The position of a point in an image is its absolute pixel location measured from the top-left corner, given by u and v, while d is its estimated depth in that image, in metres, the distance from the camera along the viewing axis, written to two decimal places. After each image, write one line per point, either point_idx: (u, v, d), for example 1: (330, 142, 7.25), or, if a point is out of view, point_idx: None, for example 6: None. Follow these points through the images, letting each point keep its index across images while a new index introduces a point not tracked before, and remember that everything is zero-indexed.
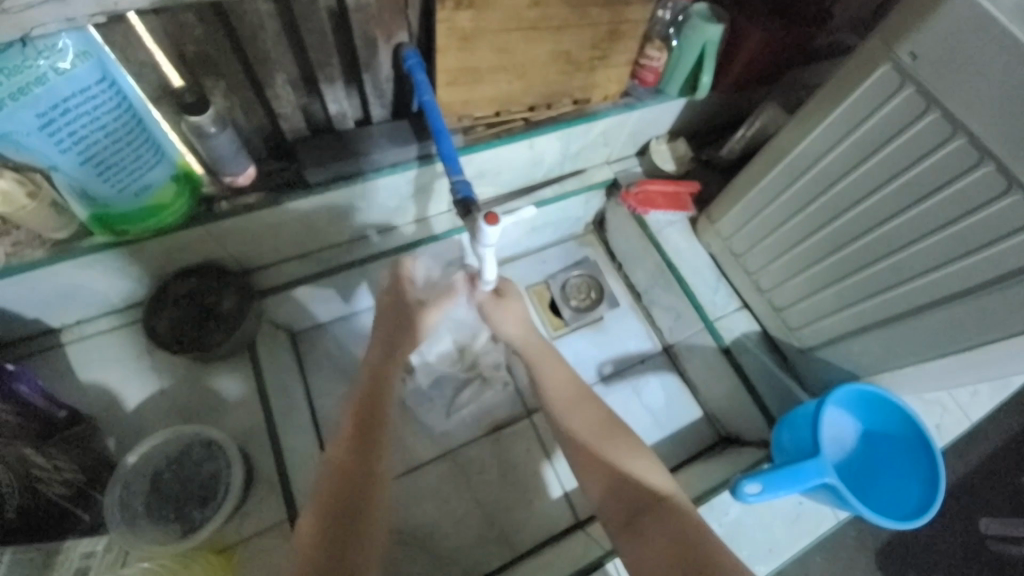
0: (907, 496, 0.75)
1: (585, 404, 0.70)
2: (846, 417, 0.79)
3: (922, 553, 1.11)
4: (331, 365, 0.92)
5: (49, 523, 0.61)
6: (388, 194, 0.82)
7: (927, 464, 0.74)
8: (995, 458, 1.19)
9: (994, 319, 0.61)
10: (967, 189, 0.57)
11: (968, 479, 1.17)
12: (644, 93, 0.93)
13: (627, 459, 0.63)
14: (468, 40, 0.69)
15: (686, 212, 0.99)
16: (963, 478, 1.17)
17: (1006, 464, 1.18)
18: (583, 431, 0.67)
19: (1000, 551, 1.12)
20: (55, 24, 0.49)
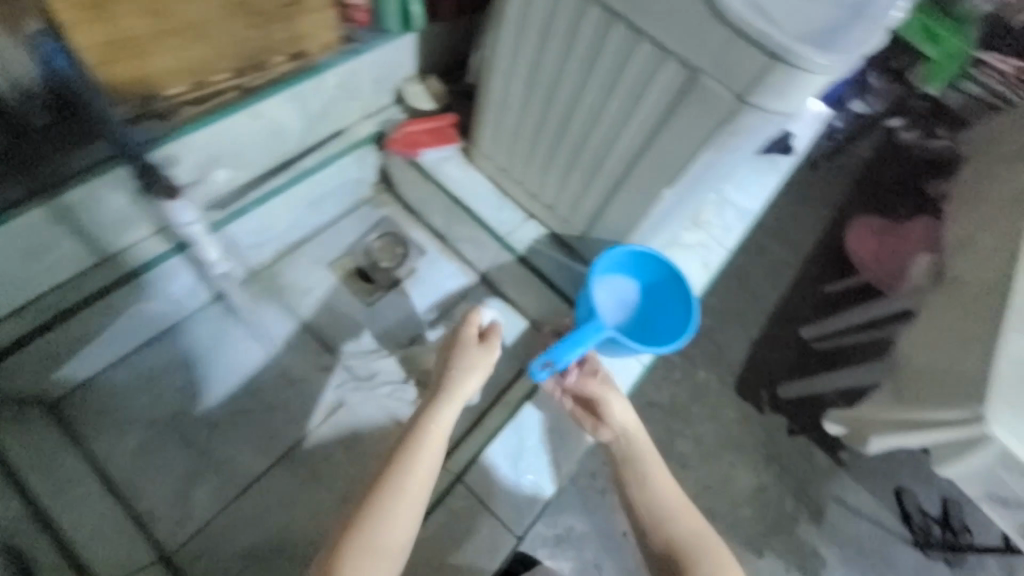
0: (675, 328, 0.85)
1: (662, 465, 0.69)
2: (618, 278, 0.89)
3: (769, 371, 1.41)
4: (112, 415, 0.85)
5: None
6: (96, 206, 0.73)
7: (683, 295, 0.85)
8: (796, 283, 1.52)
9: (672, 159, 0.70)
10: (616, 50, 0.65)
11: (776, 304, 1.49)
12: (367, 34, 0.91)
13: (695, 524, 0.64)
14: (106, 9, 0.60)
15: (454, 144, 1.03)
16: (774, 305, 1.48)
17: (805, 280, 1.52)
18: (665, 495, 0.66)
19: (817, 347, 1.44)
20: None
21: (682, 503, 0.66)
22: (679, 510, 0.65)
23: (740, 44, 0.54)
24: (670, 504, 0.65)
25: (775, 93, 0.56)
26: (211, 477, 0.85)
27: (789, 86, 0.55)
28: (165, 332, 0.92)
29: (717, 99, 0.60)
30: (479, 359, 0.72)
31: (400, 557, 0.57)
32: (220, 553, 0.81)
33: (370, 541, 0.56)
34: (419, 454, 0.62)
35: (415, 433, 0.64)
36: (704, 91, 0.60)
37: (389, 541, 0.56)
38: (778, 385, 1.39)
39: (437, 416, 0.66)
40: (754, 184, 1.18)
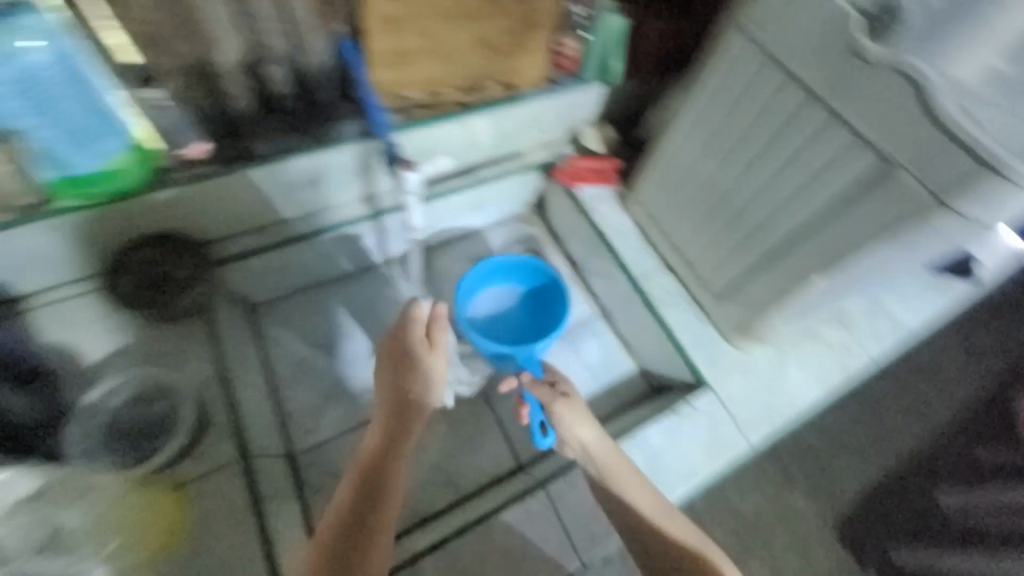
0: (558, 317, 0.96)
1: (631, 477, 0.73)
2: (498, 290, 1.01)
3: (883, 516, 1.24)
4: (289, 330, 1.00)
5: None
6: (331, 168, 0.90)
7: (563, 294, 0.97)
8: (947, 430, 1.32)
9: (846, 242, 0.70)
10: (813, 131, 0.68)
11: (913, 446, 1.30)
12: (565, 78, 1.03)
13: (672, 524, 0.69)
14: (397, 27, 0.79)
15: (611, 185, 1.13)
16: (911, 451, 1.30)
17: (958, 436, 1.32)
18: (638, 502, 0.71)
19: (952, 516, 1.24)
20: None
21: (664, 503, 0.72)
22: (659, 508, 0.71)
23: (952, 147, 0.56)
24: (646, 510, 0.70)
25: (979, 201, 0.56)
26: (340, 404, 0.96)
27: (1001, 200, 0.56)
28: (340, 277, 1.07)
29: (915, 194, 0.60)
30: (423, 353, 0.81)
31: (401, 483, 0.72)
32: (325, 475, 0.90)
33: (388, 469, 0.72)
34: (413, 406, 0.79)
35: (413, 391, 0.80)
36: (901, 185, 0.61)
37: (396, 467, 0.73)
38: (891, 542, 1.22)
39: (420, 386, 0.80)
40: (918, 300, 1.09)
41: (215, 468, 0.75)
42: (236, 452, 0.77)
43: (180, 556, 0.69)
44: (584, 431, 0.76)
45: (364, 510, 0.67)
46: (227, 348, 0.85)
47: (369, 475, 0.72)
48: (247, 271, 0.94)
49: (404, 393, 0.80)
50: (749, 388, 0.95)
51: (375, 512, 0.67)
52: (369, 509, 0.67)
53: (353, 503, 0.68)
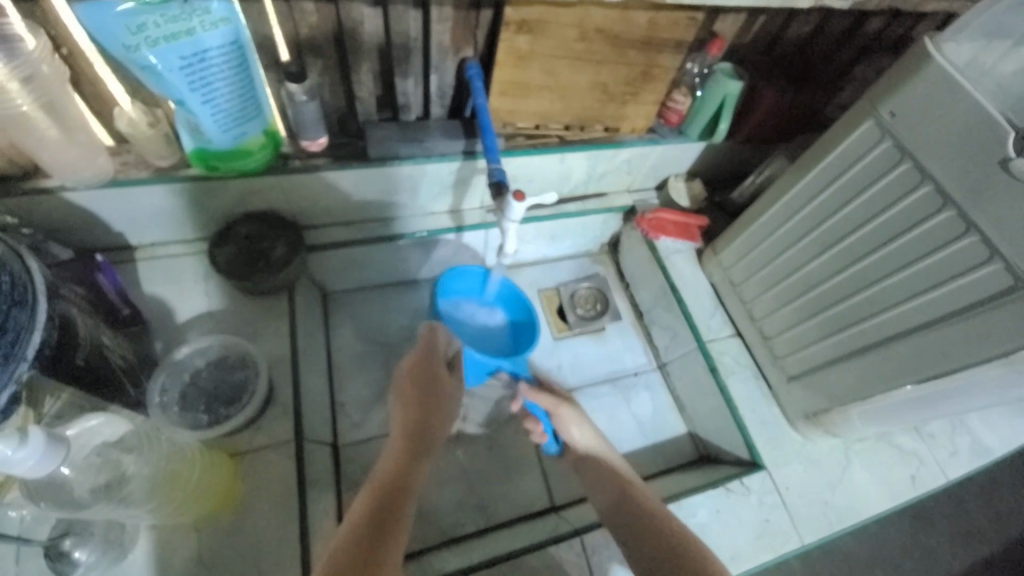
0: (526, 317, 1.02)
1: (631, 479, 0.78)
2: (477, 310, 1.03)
3: None
4: (353, 324, 1.03)
5: (109, 386, 0.69)
6: (430, 179, 0.94)
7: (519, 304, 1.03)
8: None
9: (951, 352, 0.66)
10: (932, 231, 0.65)
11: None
12: (668, 131, 1.05)
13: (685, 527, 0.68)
14: (522, 59, 0.83)
15: (693, 242, 1.10)
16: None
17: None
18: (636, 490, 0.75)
19: None
20: None
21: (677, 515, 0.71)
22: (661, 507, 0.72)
23: None
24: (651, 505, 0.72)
25: None
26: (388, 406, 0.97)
27: None
28: (410, 282, 1.11)
29: None
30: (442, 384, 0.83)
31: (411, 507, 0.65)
32: (363, 474, 0.89)
33: (404, 495, 0.65)
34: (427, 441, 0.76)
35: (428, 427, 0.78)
36: None
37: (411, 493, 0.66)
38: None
39: (434, 425, 0.79)
40: (1007, 425, 1.00)
41: (272, 444, 0.77)
42: (293, 433, 0.78)
43: (224, 524, 0.71)
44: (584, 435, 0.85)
45: (380, 525, 0.59)
46: (300, 330, 0.89)
47: (386, 493, 0.64)
48: (331, 261, 0.98)
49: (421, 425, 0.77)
50: (807, 479, 0.89)
51: (390, 530, 0.58)
52: (384, 527, 0.59)
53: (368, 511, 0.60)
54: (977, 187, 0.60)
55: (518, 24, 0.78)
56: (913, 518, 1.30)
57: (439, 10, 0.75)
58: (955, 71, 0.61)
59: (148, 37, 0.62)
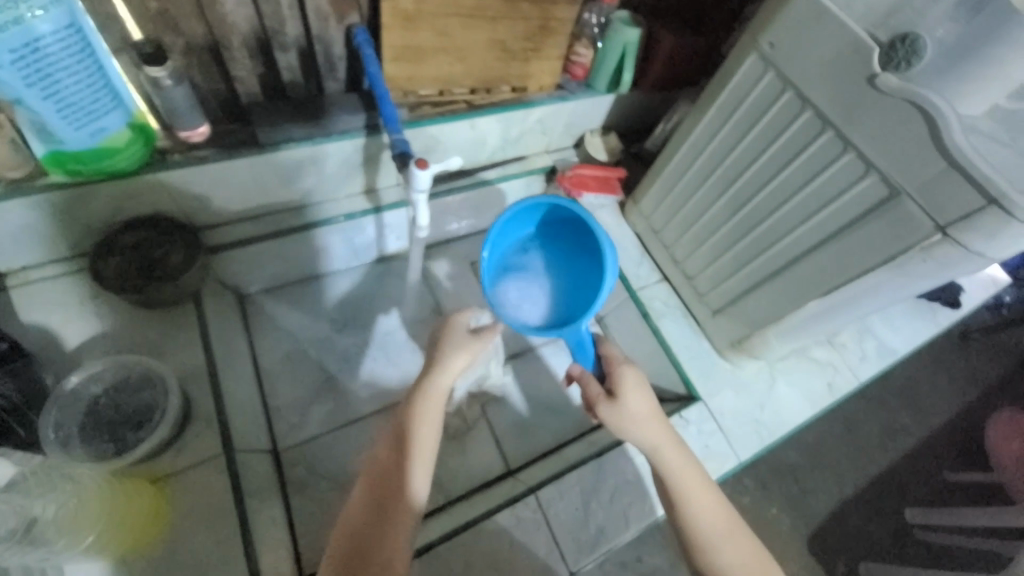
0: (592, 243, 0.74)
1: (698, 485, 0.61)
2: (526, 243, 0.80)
3: (852, 534, 1.32)
4: (277, 325, 0.98)
5: None
6: (336, 161, 0.88)
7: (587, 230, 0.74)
8: (919, 457, 1.42)
9: (844, 265, 0.71)
10: (817, 153, 0.69)
11: (881, 467, 1.40)
12: (576, 87, 1.05)
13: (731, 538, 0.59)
14: (411, 21, 0.78)
15: (615, 196, 1.11)
16: (883, 468, 1.40)
17: (927, 457, 1.43)
18: (687, 493, 0.61)
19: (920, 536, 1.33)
20: None
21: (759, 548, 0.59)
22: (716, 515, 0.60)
23: (956, 177, 0.57)
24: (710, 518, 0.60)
25: (980, 233, 0.56)
26: (327, 402, 0.93)
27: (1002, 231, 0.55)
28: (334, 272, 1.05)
29: (917, 222, 0.61)
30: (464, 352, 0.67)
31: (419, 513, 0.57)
32: (311, 474, 0.86)
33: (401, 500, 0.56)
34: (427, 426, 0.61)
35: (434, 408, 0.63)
36: (903, 212, 0.62)
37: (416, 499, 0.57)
38: (862, 559, 1.30)
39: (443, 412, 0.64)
40: (905, 325, 1.11)
41: (200, 461, 0.72)
42: (221, 446, 0.74)
43: (156, 552, 0.66)
44: (651, 434, 0.63)
45: (379, 527, 0.54)
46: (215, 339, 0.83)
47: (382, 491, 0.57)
48: (241, 260, 0.91)
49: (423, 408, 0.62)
50: (739, 403, 0.96)
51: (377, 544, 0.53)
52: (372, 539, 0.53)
53: (360, 531, 0.54)
54: (850, 107, 0.64)
55: None
56: (841, 423, 1.43)
57: None
58: None
59: None
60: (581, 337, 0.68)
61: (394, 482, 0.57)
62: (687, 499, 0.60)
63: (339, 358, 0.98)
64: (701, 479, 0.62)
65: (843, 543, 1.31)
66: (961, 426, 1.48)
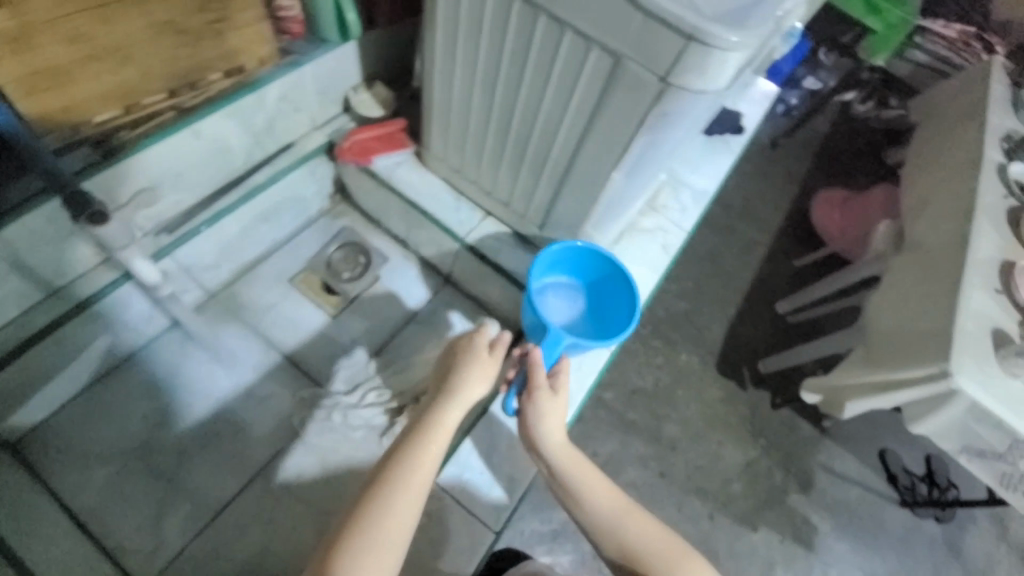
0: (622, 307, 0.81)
1: (596, 479, 0.68)
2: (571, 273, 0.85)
3: (747, 344, 1.50)
4: (80, 451, 0.80)
5: None
6: (35, 241, 0.70)
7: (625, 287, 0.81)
8: (771, 259, 1.62)
9: (612, 143, 0.71)
10: (545, 39, 0.65)
11: (745, 284, 1.58)
12: (304, 46, 0.91)
13: (634, 521, 0.65)
14: (23, 41, 0.59)
15: (407, 149, 1.03)
16: (749, 284, 1.58)
17: (778, 255, 1.63)
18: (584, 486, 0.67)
19: (793, 320, 1.54)
20: None
21: (668, 534, 0.64)
22: (615, 502, 0.67)
23: (654, 25, 0.55)
24: (607, 511, 0.66)
25: (693, 72, 0.57)
26: (183, 503, 0.81)
27: (702, 63, 0.56)
28: (123, 360, 0.87)
29: (646, 84, 0.61)
30: (482, 375, 0.69)
31: (402, 547, 0.57)
32: None
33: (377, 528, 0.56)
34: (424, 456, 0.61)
35: (436, 434, 0.63)
36: (632, 77, 0.61)
37: (393, 531, 0.56)
38: (760, 360, 1.48)
39: (435, 444, 0.63)
40: (709, 164, 1.20)
41: None
42: None
43: None
44: (556, 434, 0.69)
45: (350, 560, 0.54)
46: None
47: (359, 521, 0.56)
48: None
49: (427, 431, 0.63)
50: None
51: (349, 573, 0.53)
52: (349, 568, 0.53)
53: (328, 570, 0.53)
54: None
55: None
56: (701, 265, 1.58)
57: None
58: None
59: None
60: (557, 340, 0.74)
61: (371, 516, 0.56)
62: (587, 494, 0.67)
63: (176, 450, 0.84)
64: (590, 466, 0.69)
65: (742, 352, 1.49)
66: (795, 216, 1.69)
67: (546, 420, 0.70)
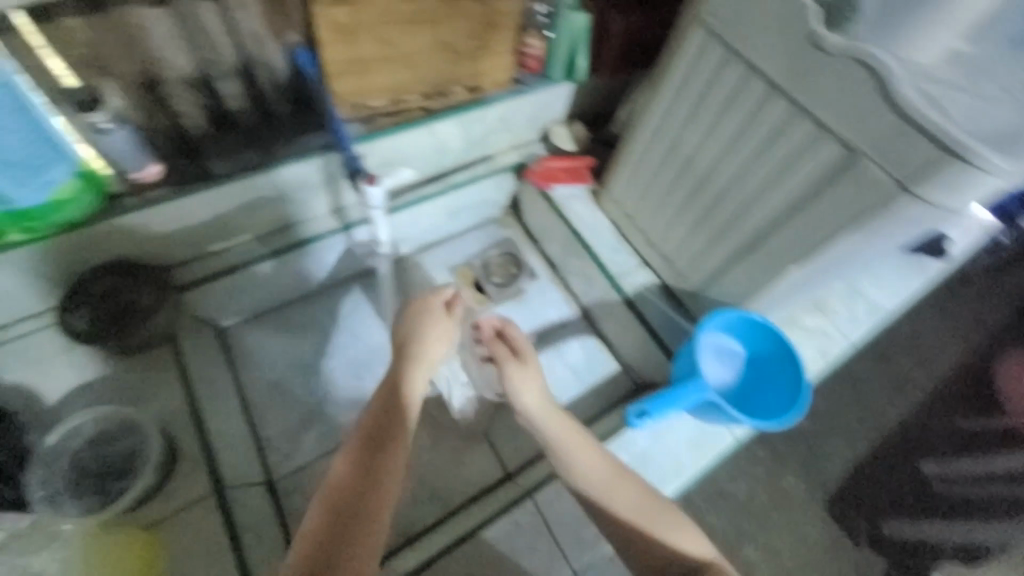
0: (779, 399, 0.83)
1: (622, 483, 0.65)
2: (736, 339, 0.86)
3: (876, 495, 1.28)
4: (262, 351, 0.97)
5: None
6: (296, 182, 0.87)
7: (792, 376, 0.82)
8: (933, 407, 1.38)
9: (814, 231, 0.69)
10: (777, 120, 0.67)
11: (900, 423, 1.36)
12: (532, 79, 1.03)
13: (670, 535, 0.60)
14: (351, 35, 0.76)
15: (586, 184, 1.10)
16: (900, 421, 1.36)
17: (942, 406, 1.39)
18: (634, 502, 0.64)
19: (941, 489, 1.28)
20: None
21: (673, 509, 0.64)
22: (639, 506, 0.63)
23: (911, 131, 0.55)
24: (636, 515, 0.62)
25: (944, 185, 0.55)
26: (317, 427, 0.93)
27: (965, 183, 0.54)
28: (313, 292, 1.04)
29: (883, 187, 0.59)
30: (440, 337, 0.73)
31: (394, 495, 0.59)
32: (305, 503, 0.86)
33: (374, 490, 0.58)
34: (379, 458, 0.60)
35: (394, 441, 0.62)
36: (868, 176, 0.60)
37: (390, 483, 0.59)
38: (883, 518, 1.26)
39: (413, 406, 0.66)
40: (895, 280, 1.09)
41: (190, 504, 0.74)
42: (210, 488, 0.75)
43: None
44: (529, 398, 0.71)
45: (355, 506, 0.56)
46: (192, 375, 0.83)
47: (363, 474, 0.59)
48: (214, 294, 0.90)
49: (381, 441, 0.61)
50: None
51: (357, 527, 0.54)
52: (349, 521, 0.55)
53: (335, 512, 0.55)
54: (802, 72, 0.62)
55: None
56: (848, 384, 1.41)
57: None
58: None
59: None
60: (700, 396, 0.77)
61: (369, 470, 0.59)
62: (605, 495, 0.64)
63: (325, 381, 0.97)
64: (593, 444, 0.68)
65: (864, 505, 1.27)
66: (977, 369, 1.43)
67: (519, 385, 0.72)
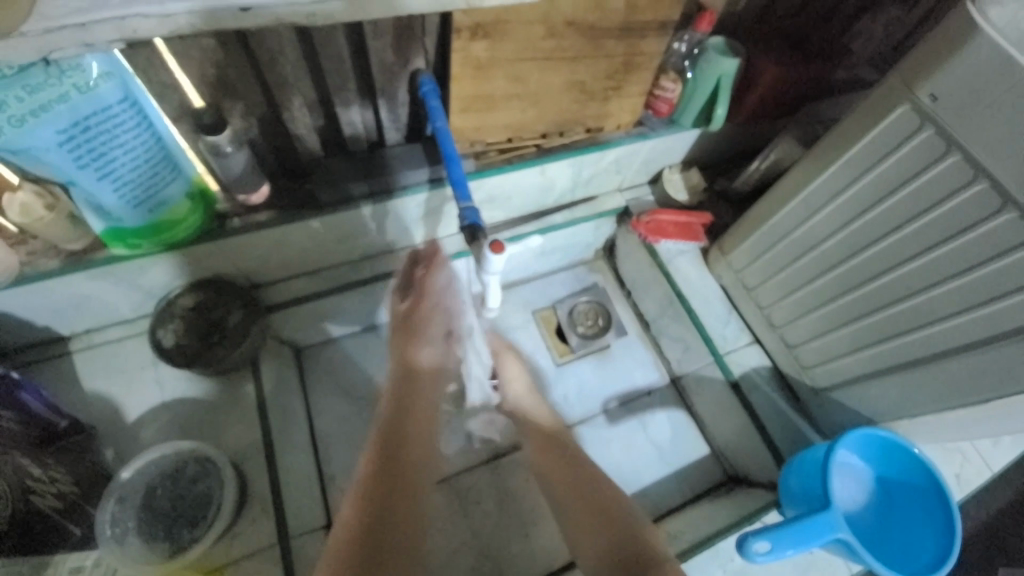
0: (921, 548, 0.70)
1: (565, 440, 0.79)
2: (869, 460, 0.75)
3: None
4: (334, 382, 0.91)
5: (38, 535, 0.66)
6: (399, 214, 0.81)
7: (938, 519, 0.70)
8: None
9: (1017, 375, 0.59)
10: (990, 235, 0.55)
11: None
12: (658, 123, 0.93)
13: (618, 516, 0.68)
14: (482, 69, 0.70)
15: (698, 242, 0.97)
16: None
17: None
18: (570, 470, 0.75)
19: None
20: (72, 49, 0.48)
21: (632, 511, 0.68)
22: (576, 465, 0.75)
23: None
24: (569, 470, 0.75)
25: None
26: None
27: None
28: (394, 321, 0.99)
29: None
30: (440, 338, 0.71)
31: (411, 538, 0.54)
32: None
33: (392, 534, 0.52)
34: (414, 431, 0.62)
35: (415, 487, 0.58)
36: None
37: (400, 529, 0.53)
38: None
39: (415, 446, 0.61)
40: None
41: (253, 551, 0.72)
42: (276, 536, 0.73)
43: None
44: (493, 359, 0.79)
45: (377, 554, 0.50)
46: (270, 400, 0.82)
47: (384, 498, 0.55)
48: (300, 317, 0.87)
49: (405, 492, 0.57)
50: None
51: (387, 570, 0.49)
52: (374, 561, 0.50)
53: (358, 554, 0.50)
54: None
55: (471, 29, 0.64)
56: None
57: (375, 23, 0.62)
58: (1011, 41, 0.49)
59: (12, 116, 0.50)
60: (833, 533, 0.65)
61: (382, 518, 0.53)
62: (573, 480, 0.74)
63: None
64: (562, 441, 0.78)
65: None
66: None
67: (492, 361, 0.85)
